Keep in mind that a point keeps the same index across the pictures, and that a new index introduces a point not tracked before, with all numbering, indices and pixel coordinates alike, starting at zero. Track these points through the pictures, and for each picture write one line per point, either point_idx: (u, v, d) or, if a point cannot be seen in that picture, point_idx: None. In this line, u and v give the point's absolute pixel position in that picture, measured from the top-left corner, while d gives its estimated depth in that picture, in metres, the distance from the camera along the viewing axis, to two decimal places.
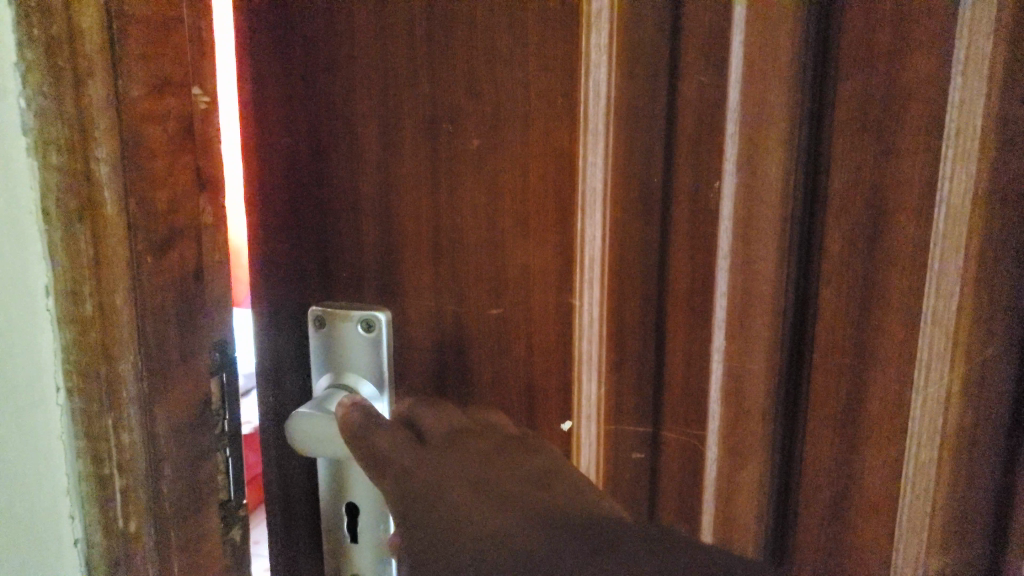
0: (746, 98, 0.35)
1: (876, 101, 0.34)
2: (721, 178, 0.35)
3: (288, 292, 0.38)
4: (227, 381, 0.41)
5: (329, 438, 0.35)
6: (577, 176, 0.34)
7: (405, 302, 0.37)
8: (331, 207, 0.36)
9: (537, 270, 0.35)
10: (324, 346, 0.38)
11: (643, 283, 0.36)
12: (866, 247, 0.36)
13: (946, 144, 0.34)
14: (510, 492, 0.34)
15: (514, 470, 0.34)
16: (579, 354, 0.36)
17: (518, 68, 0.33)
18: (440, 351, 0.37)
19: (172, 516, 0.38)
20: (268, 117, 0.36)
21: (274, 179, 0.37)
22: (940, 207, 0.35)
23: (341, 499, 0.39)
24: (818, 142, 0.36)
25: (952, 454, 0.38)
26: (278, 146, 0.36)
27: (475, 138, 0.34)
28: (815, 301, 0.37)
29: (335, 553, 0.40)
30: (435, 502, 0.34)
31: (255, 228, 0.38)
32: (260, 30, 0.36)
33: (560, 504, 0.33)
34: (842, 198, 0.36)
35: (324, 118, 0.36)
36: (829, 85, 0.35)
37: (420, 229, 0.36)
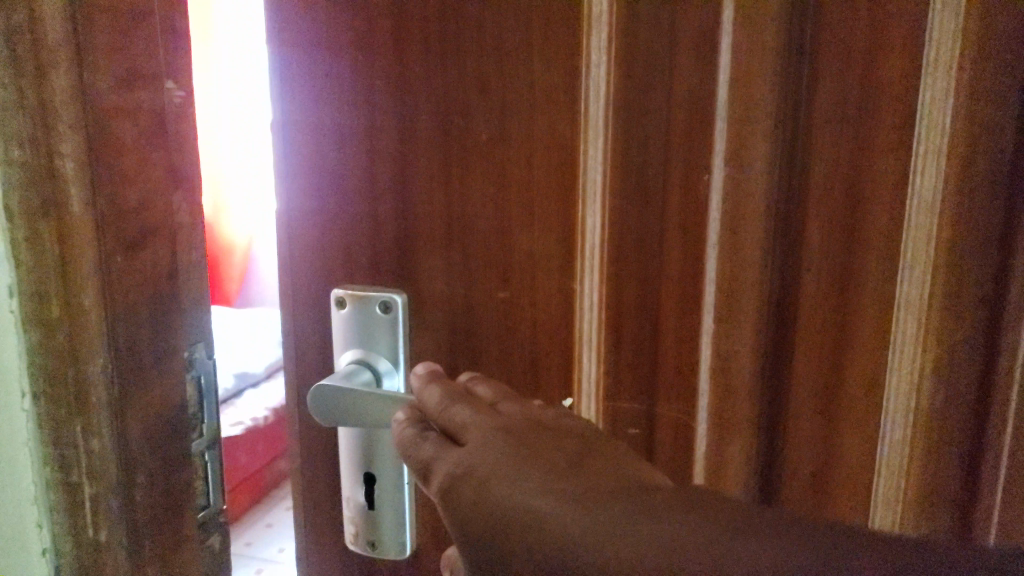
0: (733, 95, 0.36)
1: (851, 99, 0.36)
2: (710, 171, 0.37)
3: (319, 276, 0.44)
4: (203, 384, 0.48)
5: (348, 403, 0.40)
6: (578, 171, 0.38)
7: (421, 283, 0.42)
8: (353, 198, 0.42)
9: (540, 257, 0.40)
10: (347, 326, 0.44)
11: (641, 266, 0.39)
12: (844, 236, 0.37)
13: (916, 139, 0.35)
14: (525, 462, 0.31)
15: (526, 445, 0.32)
16: (579, 332, 0.40)
17: (523, 69, 0.38)
18: (454, 328, 0.42)
19: (145, 520, 0.45)
20: (297, 113, 0.42)
21: (302, 170, 0.43)
22: (912, 198, 0.36)
23: (362, 469, 0.45)
24: (800, 135, 0.37)
25: (925, 443, 0.38)
26: (305, 141, 0.42)
27: (483, 133, 0.39)
28: (795, 287, 0.38)
29: (354, 519, 0.45)
30: (472, 486, 0.31)
31: (282, 212, 0.43)
32: (289, 40, 0.41)
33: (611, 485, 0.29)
34: (821, 189, 0.37)
35: (347, 116, 0.41)
36: (811, 83, 0.36)
37: (433, 217, 0.41)
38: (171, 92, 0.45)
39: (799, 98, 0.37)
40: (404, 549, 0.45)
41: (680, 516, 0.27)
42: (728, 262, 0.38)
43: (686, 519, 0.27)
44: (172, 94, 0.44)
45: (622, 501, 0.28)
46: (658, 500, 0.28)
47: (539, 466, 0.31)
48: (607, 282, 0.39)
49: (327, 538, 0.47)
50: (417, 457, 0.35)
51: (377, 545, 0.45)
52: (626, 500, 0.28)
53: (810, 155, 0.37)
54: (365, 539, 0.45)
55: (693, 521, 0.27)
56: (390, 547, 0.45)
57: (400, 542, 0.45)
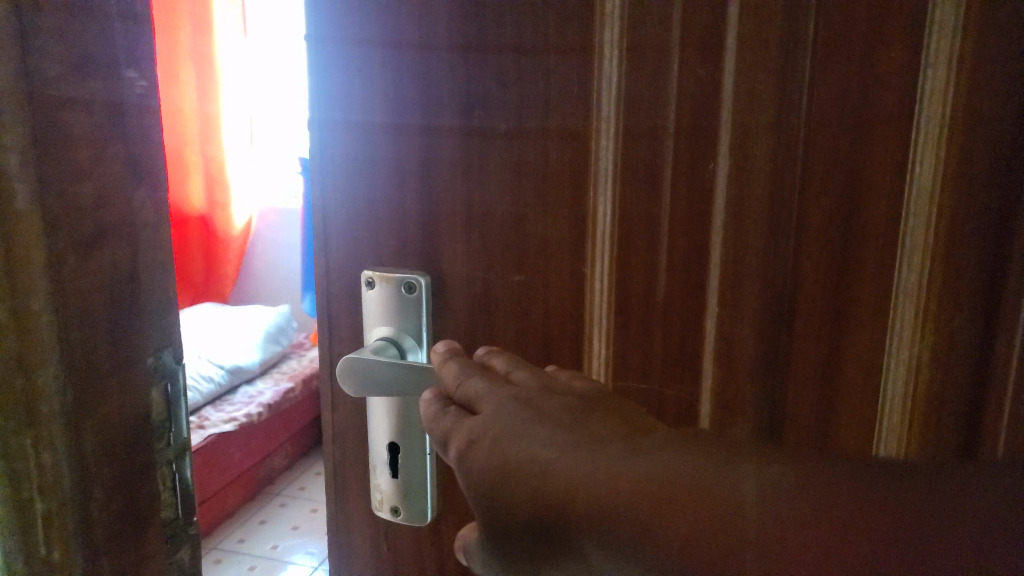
0: (739, 82, 0.34)
1: (853, 84, 0.33)
2: (715, 160, 0.35)
3: (347, 262, 0.43)
4: (170, 390, 0.42)
5: (374, 376, 0.37)
6: (592, 160, 0.37)
7: (444, 265, 0.41)
8: (383, 190, 0.41)
9: (553, 243, 0.39)
10: (373, 304, 0.43)
11: (649, 254, 0.37)
12: (842, 219, 0.34)
13: (917, 114, 0.32)
14: (534, 421, 0.30)
15: (537, 407, 0.31)
16: (591, 315, 0.39)
17: (539, 58, 0.37)
18: (476, 310, 0.41)
19: (104, 541, 0.38)
20: (330, 102, 0.41)
21: (333, 157, 0.42)
22: (908, 175, 0.33)
23: (384, 437, 0.42)
24: (800, 117, 0.34)
25: (927, 391, 0.34)
26: (337, 128, 0.41)
27: (502, 123, 0.38)
28: (792, 271, 0.35)
29: (378, 486, 0.43)
30: (488, 443, 0.30)
31: (317, 200, 0.43)
32: (321, 28, 0.41)
33: (634, 434, 0.28)
34: (822, 174, 0.34)
35: (373, 101, 0.40)
36: (810, 64, 0.33)
37: (454, 206, 0.40)
38: (134, 81, 0.39)
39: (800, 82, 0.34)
40: (429, 515, 0.42)
41: (714, 458, 0.26)
42: (732, 262, 0.36)
43: (720, 460, 0.26)
44: (133, 84, 0.39)
45: (647, 446, 0.27)
46: (685, 443, 0.27)
47: (557, 420, 0.29)
48: (615, 269, 0.38)
49: (358, 541, 0.45)
50: (434, 426, 0.33)
51: (400, 513, 0.42)
52: (620, 444, 0.27)
53: (811, 143, 0.34)
54: (388, 506, 0.43)
55: (727, 462, 0.26)
56: (415, 512, 0.42)
57: (423, 511, 0.42)
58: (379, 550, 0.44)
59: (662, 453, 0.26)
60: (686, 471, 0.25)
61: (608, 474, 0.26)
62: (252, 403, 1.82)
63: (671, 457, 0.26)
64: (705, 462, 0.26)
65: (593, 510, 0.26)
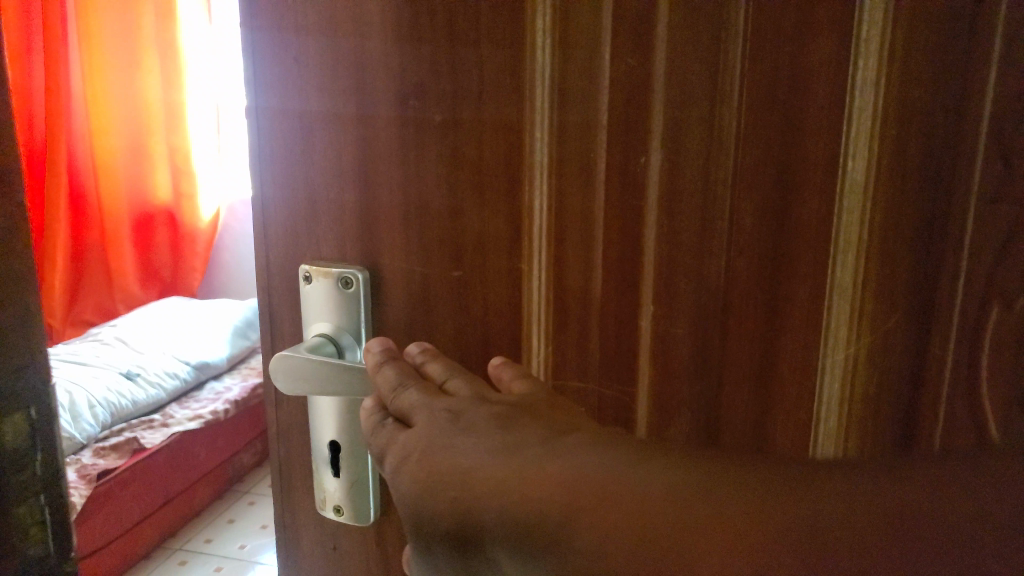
0: (669, 76, 0.34)
1: (780, 81, 0.33)
2: (646, 154, 0.36)
3: (288, 256, 0.44)
4: (33, 415, 0.50)
5: (307, 372, 0.38)
6: (527, 152, 0.37)
7: (384, 261, 0.41)
8: (320, 182, 0.41)
9: (490, 237, 0.39)
10: (310, 300, 0.43)
11: (583, 249, 0.38)
12: (773, 220, 0.35)
13: (848, 121, 0.33)
14: (466, 432, 0.30)
15: (469, 418, 0.31)
16: (529, 311, 0.39)
17: (472, 50, 0.37)
18: (417, 305, 0.41)
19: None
20: (268, 94, 0.41)
21: (272, 147, 0.42)
22: (840, 180, 0.33)
23: (325, 436, 0.42)
24: (728, 114, 0.34)
25: (862, 388, 0.35)
26: (274, 119, 0.42)
27: (436, 114, 0.38)
28: (724, 270, 0.36)
29: (322, 484, 0.43)
30: (419, 455, 0.30)
31: (256, 192, 0.43)
32: (258, 18, 0.41)
33: (565, 443, 0.28)
34: (751, 173, 0.34)
35: (310, 92, 0.40)
36: (739, 64, 0.33)
37: (392, 199, 0.40)
38: None
39: (728, 82, 0.34)
40: (371, 514, 0.42)
41: (638, 460, 0.26)
42: (663, 256, 0.36)
43: (644, 462, 0.26)
44: None
45: (576, 452, 0.27)
46: (612, 450, 0.27)
47: (488, 433, 0.29)
48: (551, 262, 0.38)
49: (306, 538, 0.45)
50: (372, 440, 0.33)
51: (342, 512, 0.43)
52: (544, 450, 0.28)
53: (742, 142, 0.34)
54: (331, 505, 0.43)
55: (652, 465, 0.26)
56: (359, 512, 0.42)
57: (365, 510, 0.42)
58: (325, 546, 0.45)
59: (585, 456, 0.27)
60: (603, 472, 0.25)
61: (528, 484, 0.26)
62: (219, 399, 1.81)
63: (595, 461, 0.26)
64: (631, 465, 0.26)
65: (517, 518, 0.26)
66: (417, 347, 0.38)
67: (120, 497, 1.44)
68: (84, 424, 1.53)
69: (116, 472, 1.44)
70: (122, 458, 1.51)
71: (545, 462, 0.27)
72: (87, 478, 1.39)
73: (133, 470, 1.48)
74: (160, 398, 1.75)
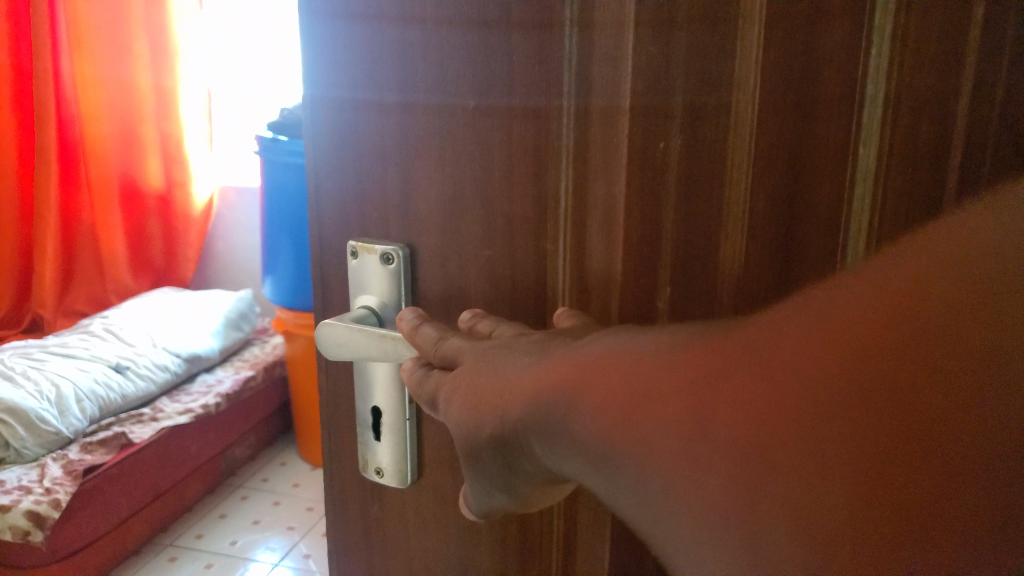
0: (693, 61, 0.33)
1: (797, 62, 0.33)
2: (668, 140, 0.35)
3: (337, 230, 0.45)
4: None
5: (343, 342, 0.39)
6: (554, 136, 0.38)
7: (421, 239, 0.43)
8: (366, 162, 0.43)
9: (517, 220, 0.40)
10: (356, 274, 0.45)
11: (605, 234, 0.37)
12: (786, 203, 0.35)
13: (868, 106, 0.35)
14: (507, 357, 0.33)
15: (503, 349, 0.33)
16: (553, 289, 0.40)
17: (504, 37, 0.38)
18: (452, 282, 0.43)
19: None
20: (321, 78, 0.43)
21: (324, 131, 0.44)
22: (848, 162, 0.36)
23: (369, 401, 0.45)
24: (753, 96, 0.34)
25: None
26: (326, 103, 0.43)
27: (471, 99, 0.39)
28: (741, 254, 0.36)
29: (363, 447, 0.45)
30: (465, 384, 0.33)
31: (310, 173, 0.45)
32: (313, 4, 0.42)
33: (591, 340, 0.29)
34: (767, 157, 0.34)
35: (359, 78, 0.42)
36: (769, 44, 0.33)
37: (430, 180, 0.41)
38: None
39: (758, 64, 0.33)
40: (408, 476, 0.44)
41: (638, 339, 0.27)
42: (683, 238, 0.36)
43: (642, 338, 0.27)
44: None
45: (596, 342, 0.29)
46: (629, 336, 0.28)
47: (524, 353, 0.32)
48: (574, 242, 0.39)
49: (349, 499, 0.48)
50: (419, 390, 0.36)
51: (382, 474, 0.45)
52: (566, 351, 0.30)
53: (762, 124, 0.34)
54: (372, 467, 0.45)
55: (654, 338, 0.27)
56: (393, 477, 0.45)
57: (404, 471, 0.44)
58: (368, 507, 0.47)
59: (595, 346, 0.29)
60: (601, 360, 0.27)
61: (548, 379, 0.29)
62: (210, 394, 1.81)
63: (601, 346, 0.28)
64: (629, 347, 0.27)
65: (540, 407, 0.29)
66: (466, 313, 0.40)
67: (107, 494, 1.46)
68: (73, 419, 1.57)
69: (102, 469, 1.46)
70: (111, 454, 1.52)
71: (567, 356, 0.29)
72: (72, 476, 1.41)
73: (121, 465, 1.50)
74: (151, 391, 1.77)
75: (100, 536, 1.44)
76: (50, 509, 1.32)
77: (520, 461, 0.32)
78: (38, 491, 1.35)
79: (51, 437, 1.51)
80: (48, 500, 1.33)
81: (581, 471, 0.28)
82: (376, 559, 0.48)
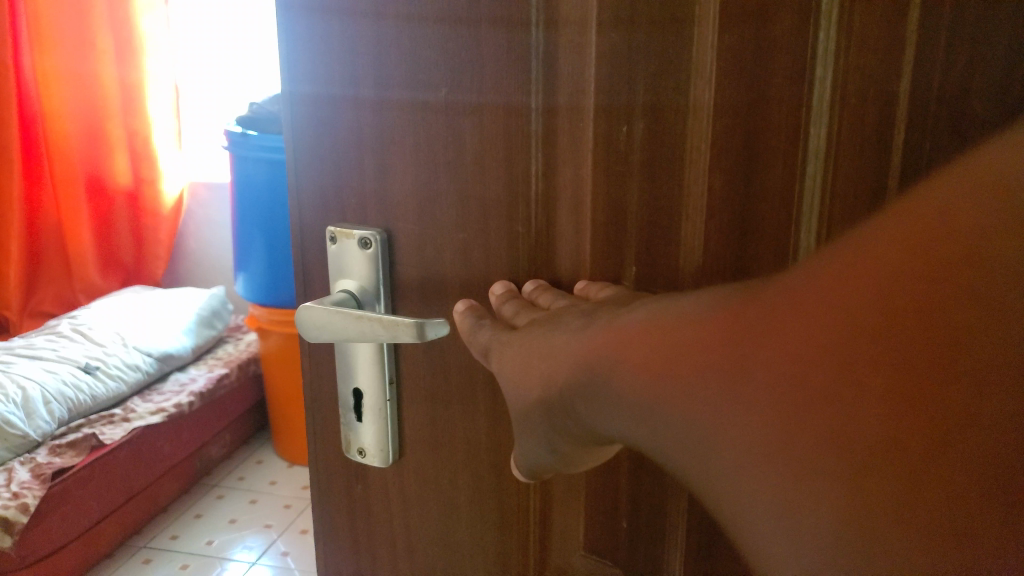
0: (652, 47, 0.36)
1: (746, 45, 0.33)
2: (632, 123, 0.37)
3: (317, 216, 0.47)
4: None
5: (328, 322, 0.41)
6: (524, 120, 0.39)
7: (397, 224, 0.44)
8: (344, 150, 0.44)
9: (489, 205, 0.41)
10: (335, 258, 0.46)
11: (578, 212, 0.40)
12: (739, 188, 0.35)
13: (818, 72, 0.32)
14: (561, 325, 0.36)
15: (555, 318, 0.37)
16: (528, 268, 0.42)
17: (474, 29, 0.39)
18: (428, 265, 0.44)
19: None
20: (298, 69, 0.44)
21: (302, 121, 0.45)
22: (803, 142, 0.33)
23: (349, 384, 0.46)
24: (705, 83, 0.35)
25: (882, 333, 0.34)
26: (303, 93, 0.44)
27: (442, 87, 0.40)
28: (702, 238, 0.36)
29: (346, 426, 0.47)
30: (518, 349, 0.38)
31: (291, 162, 0.47)
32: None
33: (636, 309, 0.33)
34: (721, 141, 0.35)
35: (335, 69, 0.43)
36: (719, 31, 0.34)
37: (405, 166, 0.43)
38: None
39: (711, 49, 0.34)
40: (390, 455, 0.46)
41: (675, 306, 0.31)
42: (647, 218, 0.38)
43: (676, 306, 0.30)
44: None
45: (639, 310, 0.32)
46: (669, 304, 0.31)
47: (578, 323, 0.35)
48: (545, 222, 0.41)
49: (333, 477, 0.50)
50: (470, 338, 0.41)
51: (364, 453, 0.47)
52: (610, 321, 0.33)
53: (716, 109, 0.34)
54: (354, 446, 0.47)
55: (692, 304, 0.30)
56: (375, 457, 0.46)
57: (387, 449, 0.46)
58: (351, 484, 0.49)
59: (635, 315, 0.32)
60: (646, 327, 0.30)
61: (595, 346, 0.33)
62: (183, 390, 1.81)
63: (638, 319, 0.31)
64: (670, 311, 0.30)
65: (585, 372, 0.33)
66: (501, 286, 0.42)
67: (77, 497, 1.45)
68: (42, 420, 1.55)
69: (71, 471, 1.45)
70: (80, 456, 1.51)
71: (614, 326, 0.32)
72: (41, 478, 1.39)
73: (92, 467, 1.49)
74: (123, 391, 1.76)
75: (72, 540, 1.44)
76: (18, 513, 1.31)
77: (565, 426, 0.35)
78: (4, 495, 1.34)
79: (18, 442, 1.49)
80: (17, 504, 1.32)
81: (626, 431, 0.31)
82: (360, 536, 0.49)
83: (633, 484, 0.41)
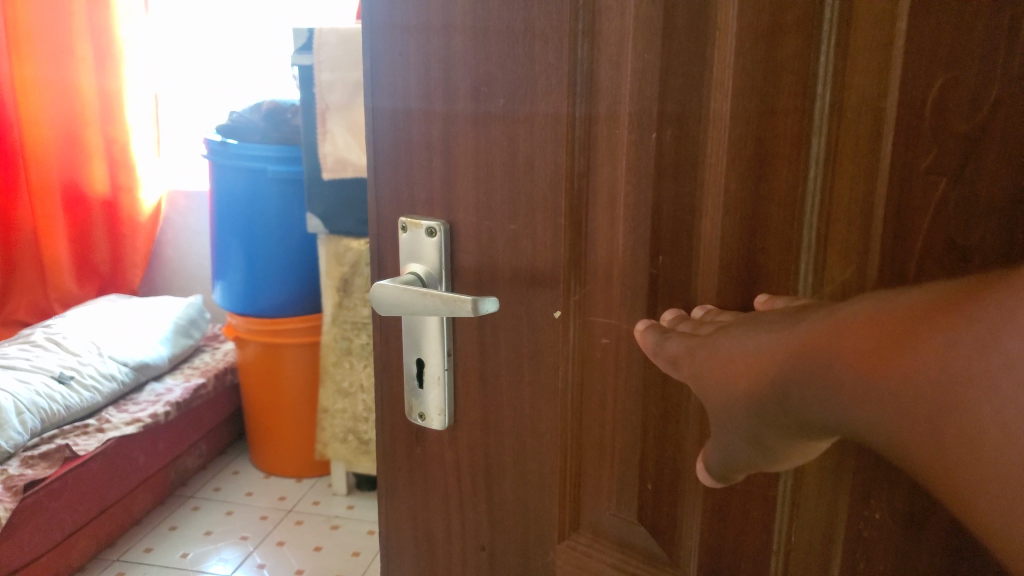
0: (684, 67, 0.42)
1: (759, 65, 0.39)
2: (668, 130, 0.43)
3: (390, 208, 0.53)
4: None
5: (394, 301, 0.47)
6: (569, 127, 0.45)
7: (456, 217, 0.50)
8: (414, 152, 0.51)
9: (536, 202, 0.47)
10: (405, 244, 0.52)
11: (613, 208, 0.46)
12: (753, 187, 0.41)
13: (820, 86, 0.38)
14: (760, 328, 0.39)
15: (747, 322, 0.40)
16: (573, 259, 0.47)
17: (525, 48, 0.45)
18: (483, 253, 0.50)
19: None
20: (380, 79, 0.51)
21: (380, 123, 0.52)
22: (809, 148, 0.39)
23: (415, 355, 0.53)
24: (724, 96, 0.40)
25: None
26: (383, 100, 0.51)
27: (500, 98, 0.46)
28: (719, 228, 0.42)
29: (411, 393, 0.54)
30: (723, 358, 0.40)
31: (368, 158, 0.53)
32: (374, 17, 0.50)
33: (846, 305, 0.35)
34: (734, 146, 0.41)
35: (408, 80, 0.49)
36: (738, 52, 0.40)
37: (465, 166, 0.49)
38: None
39: (733, 66, 0.40)
40: (447, 419, 0.53)
41: (888, 300, 0.34)
42: (677, 211, 0.44)
43: (894, 297, 0.33)
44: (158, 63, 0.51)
45: (856, 302, 0.35)
46: (885, 298, 0.34)
47: (776, 327, 0.38)
48: (586, 216, 0.47)
49: (398, 434, 0.57)
50: (656, 352, 0.43)
51: (426, 417, 0.53)
52: (821, 316, 0.36)
53: (735, 119, 0.40)
54: (416, 410, 0.54)
55: (910, 296, 0.33)
56: (435, 420, 0.53)
57: (445, 414, 0.53)
58: (413, 441, 0.56)
59: (855, 307, 0.35)
60: (873, 319, 0.33)
61: (812, 347, 0.36)
62: (159, 402, 1.81)
63: (863, 312, 0.34)
64: (885, 304, 0.33)
65: (836, 370, 0.34)
66: (671, 313, 0.45)
67: (49, 509, 1.48)
68: (12, 432, 1.52)
69: (45, 483, 1.47)
70: (53, 467, 1.51)
71: (828, 323, 0.35)
72: (13, 490, 1.41)
73: (64, 478, 1.51)
74: (96, 401, 1.75)
75: (43, 554, 1.47)
76: None
77: (791, 417, 0.38)
78: None
79: None
80: None
81: (846, 416, 0.35)
82: (418, 488, 0.56)
83: (658, 444, 0.46)
